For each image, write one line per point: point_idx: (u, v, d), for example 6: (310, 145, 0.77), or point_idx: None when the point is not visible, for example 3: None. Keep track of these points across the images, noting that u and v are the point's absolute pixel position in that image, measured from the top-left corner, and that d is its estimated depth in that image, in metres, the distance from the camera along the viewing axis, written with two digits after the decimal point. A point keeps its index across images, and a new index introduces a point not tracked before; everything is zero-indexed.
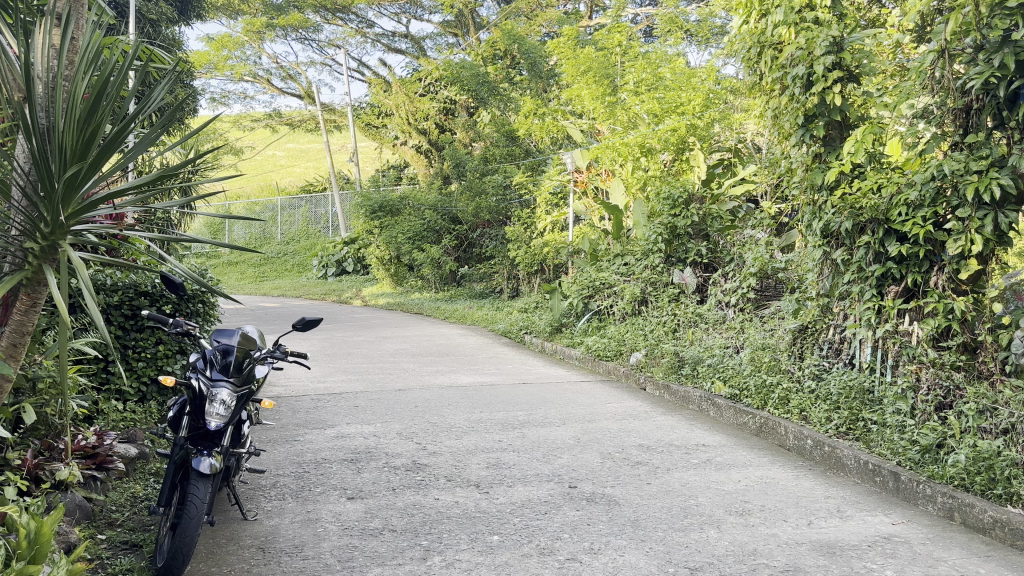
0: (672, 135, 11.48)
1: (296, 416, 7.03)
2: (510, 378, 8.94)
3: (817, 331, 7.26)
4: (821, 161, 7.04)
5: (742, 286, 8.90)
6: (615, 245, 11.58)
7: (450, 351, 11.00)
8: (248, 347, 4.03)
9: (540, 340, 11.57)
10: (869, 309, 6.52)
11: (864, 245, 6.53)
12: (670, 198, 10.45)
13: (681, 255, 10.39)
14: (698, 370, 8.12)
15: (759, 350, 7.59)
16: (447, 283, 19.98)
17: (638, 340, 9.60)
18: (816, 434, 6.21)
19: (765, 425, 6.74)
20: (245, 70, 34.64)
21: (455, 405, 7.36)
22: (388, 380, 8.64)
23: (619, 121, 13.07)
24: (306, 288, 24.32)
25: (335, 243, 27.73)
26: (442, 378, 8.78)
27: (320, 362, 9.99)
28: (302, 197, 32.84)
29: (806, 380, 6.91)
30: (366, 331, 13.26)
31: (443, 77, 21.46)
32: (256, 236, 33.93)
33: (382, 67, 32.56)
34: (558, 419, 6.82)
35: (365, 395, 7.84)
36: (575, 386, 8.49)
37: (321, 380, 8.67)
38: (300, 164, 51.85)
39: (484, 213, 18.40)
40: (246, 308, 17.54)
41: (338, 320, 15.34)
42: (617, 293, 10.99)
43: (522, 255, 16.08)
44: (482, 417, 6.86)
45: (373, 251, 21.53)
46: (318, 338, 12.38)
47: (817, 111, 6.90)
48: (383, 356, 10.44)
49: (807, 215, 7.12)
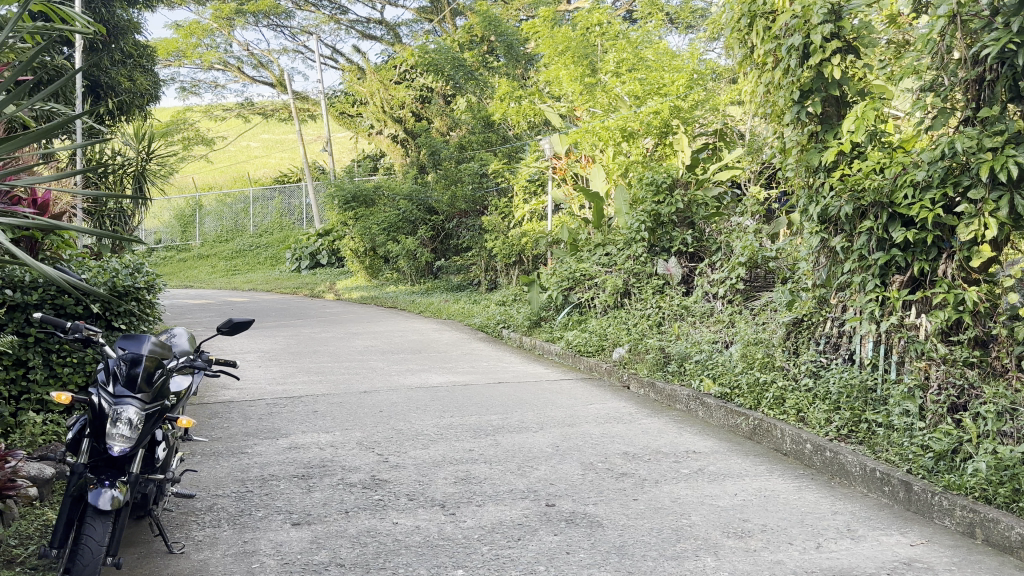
0: (655, 118, 11.00)
1: (248, 425, 6.39)
2: (485, 376, 8.36)
3: (812, 325, 6.77)
4: (817, 140, 6.50)
5: (730, 277, 8.34)
6: (596, 235, 10.98)
7: (423, 347, 10.39)
8: (162, 356, 3.44)
9: (518, 335, 11.00)
10: (873, 301, 5.98)
11: (867, 230, 6.00)
12: (653, 184, 9.94)
13: (665, 245, 9.84)
14: (685, 367, 7.57)
15: (751, 345, 7.05)
16: (424, 276, 19.37)
17: (621, 334, 9.04)
18: (817, 438, 5.67)
19: (759, 427, 6.20)
20: (215, 57, 33.70)
21: (423, 409, 6.76)
22: (352, 381, 8.03)
23: (600, 103, 12.47)
24: (278, 282, 23.55)
25: (309, 234, 26.94)
26: (411, 378, 8.17)
27: (283, 361, 9.34)
28: (275, 188, 32.10)
29: (803, 379, 6.37)
30: (335, 327, 12.60)
31: (418, 63, 20.77)
32: (228, 228, 33.04)
33: (356, 55, 31.81)
34: (536, 423, 6.25)
35: (326, 398, 7.23)
36: (553, 385, 7.93)
37: (280, 383, 8.03)
38: (275, 155, 50.82)
39: (461, 202, 17.75)
40: (212, 305, 16.76)
41: (307, 316, 14.62)
42: (598, 285, 10.43)
43: (499, 247, 15.44)
44: (452, 423, 6.27)
45: (346, 243, 20.82)
46: (284, 335, 11.71)
47: (814, 85, 6.33)
48: (352, 354, 9.82)
49: (803, 198, 6.57)
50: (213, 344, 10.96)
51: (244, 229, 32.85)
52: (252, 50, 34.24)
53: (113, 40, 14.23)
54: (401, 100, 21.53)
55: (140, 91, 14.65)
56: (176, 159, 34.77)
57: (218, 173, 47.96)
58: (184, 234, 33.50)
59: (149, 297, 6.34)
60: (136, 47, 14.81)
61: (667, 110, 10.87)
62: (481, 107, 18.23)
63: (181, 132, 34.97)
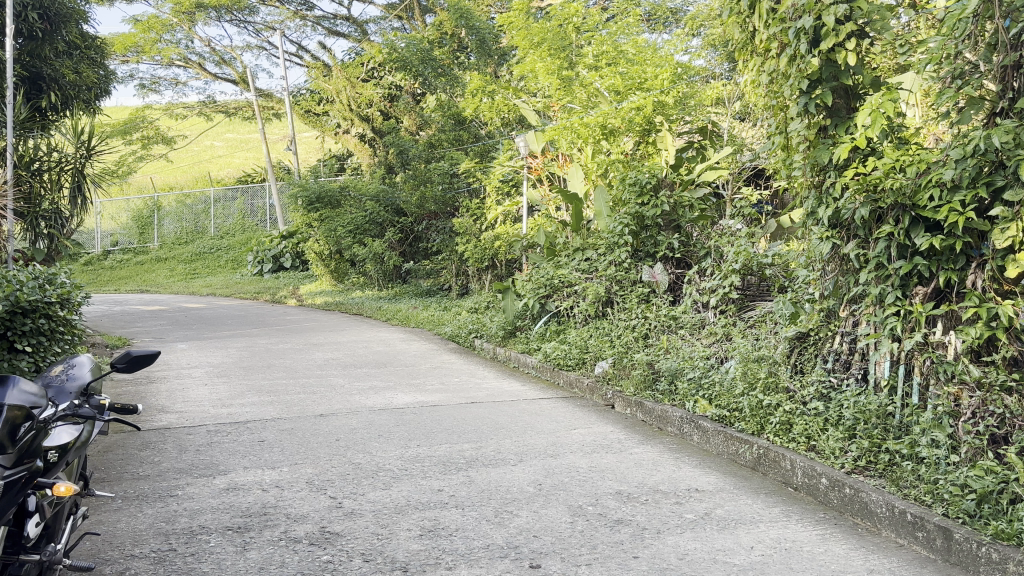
0: (638, 114, 10.32)
1: (183, 459, 5.56)
2: (456, 395, 7.59)
3: (819, 340, 6.13)
4: (827, 135, 5.82)
5: (722, 285, 7.69)
6: (575, 238, 10.29)
7: (388, 360, 9.60)
8: (30, 406, 2.65)
9: (491, 346, 10.26)
10: (893, 316, 5.33)
11: (886, 236, 5.34)
12: (637, 184, 9.26)
13: (649, 249, 9.19)
14: (677, 386, 6.85)
15: (751, 363, 6.37)
16: (392, 280, 18.50)
17: (604, 347, 8.32)
18: (832, 471, 5.00)
19: (764, 456, 5.51)
20: (174, 53, 32.41)
21: (385, 437, 5.97)
22: (307, 402, 7.20)
23: (578, 98, 11.76)
24: (238, 286, 22.56)
25: (272, 236, 25.94)
26: (374, 399, 7.37)
27: (233, 378, 8.50)
28: (237, 188, 31.08)
29: (812, 402, 5.69)
30: (294, 337, 11.73)
31: (386, 59, 19.94)
32: (188, 230, 31.83)
33: (322, 51, 30.82)
34: (514, 454, 5.50)
35: (276, 424, 6.41)
36: (531, 405, 7.19)
37: (226, 406, 7.17)
38: (239, 154, 49.45)
39: (430, 203, 16.90)
40: (164, 312, 15.78)
41: (265, 324, 13.71)
42: (578, 293, 9.66)
43: (471, 250, 14.67)
44: (418, 455, 5.49)
45: (310, 245, 19.94)
46: (237, 347, 10.83)
47: (823, 74, 5.65)
48: (309, 369, 9.00)
49: (810, 200, 5.91)
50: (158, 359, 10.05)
51: (205, 230, 31.73)
52: (214, 46, 33.08)
53: (54, 29, 13.10)
54: (369, 98, 20.62)
55: (88, 84, 13.58)
56: (134, 158, 33.45)
57: (180, 172, 46.61)
58: (142, 237, 32.15)
59: (61, 314, 6.30)
60: (82, 37, 13.73)
61: (650, 105, 10.18)
62: (451, 104, 17.42)
63: (139, 130, 33.68)
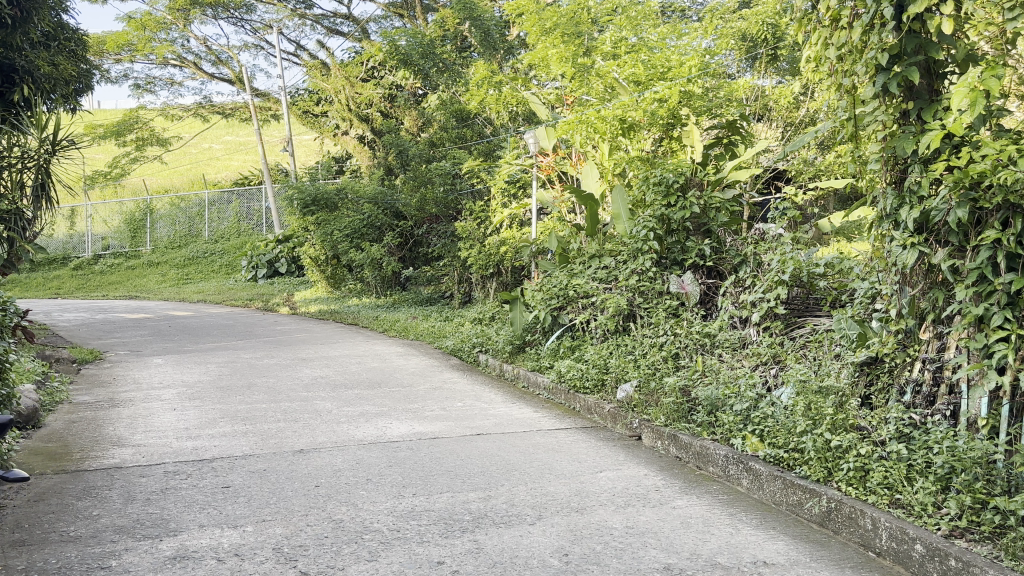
0: (661, 106, 9.33)
1: (127, 513, 4.56)
2: (460, 423, 6.59)
3: (894, 368, 5.13)
4: (909, 122, 4.82)
5: (767, 298, 6.77)
6: (590, 244, 9.28)
7: (383, 380, 8.58)
8: None
9: (498, 362, 9.28)
10: (1000, 342, 4.31)
11: (990, 243, 4.34)
12: (662, 184, 8.26)
13: (676, 256, 8.23)
14: (719, 419, 5.87)
15: (812, 395, 5.36)
16: (391, 287, 17.51)
17: (627, 368, 7.29)
18: (929, 535, 4.00)
19: (837, 512, 4.51)
20: (168, 51, 31.35)
21: (375, 482, 4.97)
22: (287, 434, 6.21)
23: (593, 90, 10.79)
24: (231, 292, 21.56)
25: (267, 240, 24.95)
26: (365, 428, 6.37)
27: (206, 403, 7.51)
28: (233, 191, 30.09)
29: (892, 444, 4.67)
30: (281, 351, 10.72)
31: (384, 57, 18.99)
32: (182, 234, 30.88)
33: (321, 51, 29.90)
34: (531, 509, 4.49)
35: (247, 465, 5.45)
36: (548, 437, 6.21)
37: (194, 439, 6.18)
38: (237, 157, 48.43)
39: (431, 206, 15.78)
40: (146, 322, 14.76)
41: (253, 335, 12.69)
42: (594, 305, 8.65)
43: (475, 256, 13.64)
44: (413, 509, 4.49)
45: (306, 250, 18.96)
46: (217, 363, 9.81)
47: (905, 47, 4.64)
48: (294, 390, 8.00)
49: (887, 200, 4.92)
50: (128, 377, 9.06)
51: (199, 234, 30.73)
52: (210, 45, 32.14)
53: (26, 17, 11.82)
54: (369, 99, 19.27)
55: (64, 77, 12.56)
56: (128, 160, 32.53)
57: (177, 175, 45.60)
58: (135, 240, 31.22)
59: None
60: (60, 29, 12.75)
61: (676, 95, 9.21)
62: (454, 101, 16.43)
63: (133, 132, 32.74)
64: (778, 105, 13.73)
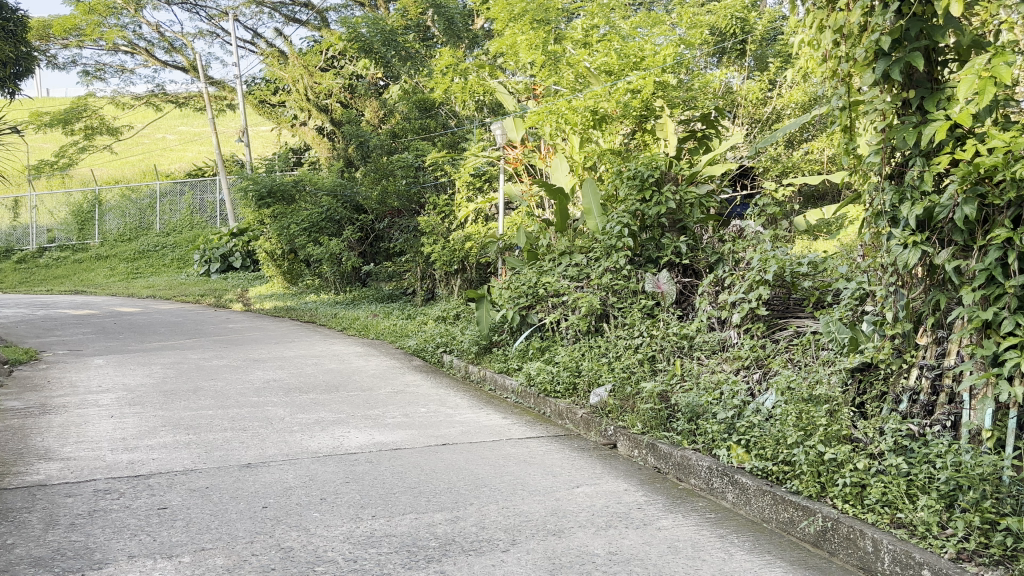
0: (634, 97, 9.10)
1: (46, 541, 4.02)
2: (424, 432, 6.14)
3: (889, 375, 4.81)
4: (909, 112, 4.50)
5: (748, 298, 6.43)
6: (560, 241, 8.91)
7: (341, 383, 8.08)
8: None
9: (462, 363, 8.84)
10: (1010, 350, 4.00)
11: (1000, 243, 4.02)
12: (637, 178, 7.94)
13: (651, 254, 7.89)
14: (700, 427, 5.51)
15: (802, 403, 5.01)
16: (350, 283, 16.95)
17: (601, 371, 6.90)
18: (937, 560, 3.65)
19: (833, 532, 4.16)
20: (119, 37, 30.12)
21: (330, 502, 4.50)
22: (234, 446, 5.69)
23: (563, 79, 10.48)
24: (183, 288, 20.73)
25: (220, 234, 24.09)
26: (321, 438, 5.89)
27: (147, 409, 6.94)
28: (186, 182, 29.08)
29: (889, 457, 4.34)
30: (232, 351, 10.12)
31: (344, 46, 18.41)
32: (132, 226, 29.80)
33: (279, 40, 29.07)
34: (504, 533, 4.07)
35: (187, 482, 4.94)
36: (518, 447, 5.79)
37: (130, 452, 5.62)
38: (191, 149, 47.06)
39: (393, 199, 15.07)
40: (88, 319, 13.98)
41: (202, 333, 12.03)
42: (565, 304, 8.25)
43: (438, 252, 13.10)
44: (372, 535, 4.03)
45: (261, 244, 18.27)
46: (162, 365, 9.19)
47: (908, 31, 4.32)
48: (245, 394, 7.46)
49: (886, 196, 4.60)
50: (64, 380, 8.41)
51: (150, 227, 29.66)
52: (163, 31, 31.01)
53: None
54: (328, 89, 18.54)
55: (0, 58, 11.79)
56: (75, 149, 31.28)
57: (128, 165, 44.13)
58: (82, 233, 30.06)
59: None
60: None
61: (649, 86, 9.04)
62: (416, 91, 15.93)
63: (81, 120, 31.49)
64: (745, 101, 13.50)
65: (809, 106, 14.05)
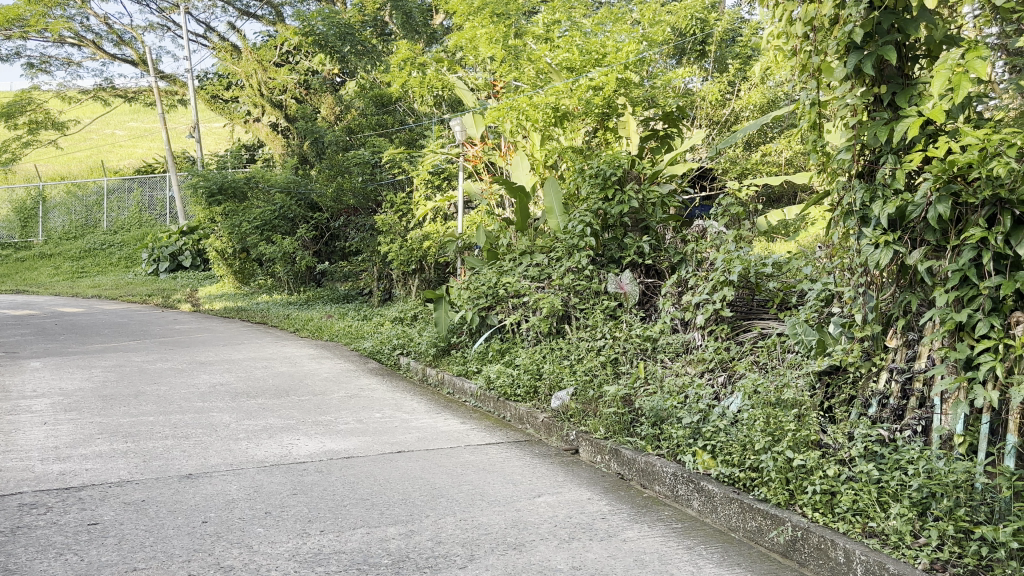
0: (596, 94, 8.95)
1: None
2: (378, 438, 5.86)
3: (858, 378, 4.69)
4: (881, 108, 4.39)
5: (712, 300, 6.28)
6: (520, 240, 8.71)
7: (292, 387, 7.76)
8: None
9: (420, 365, 8.57)
10: (984, 354, 3.89)
11: (974, 243, 3.91)
12: (599, 176, 7.72)
13: (613, 254, 7.73)
14: (665, 432, 5.33)
15: (770, 407, 4.87)
16: (304, 283, 16.53)
17: (563, 374, 6.69)
18: (911, 571, 3.51)
19: (803, 542, 3.99)
20: (65, 29, 29.14)
21: (276, 516, 4.21)
22: (174, 455, 5.35)
23: (525, 76, 10.39)
24: (130, 287, 20.05)
25: (170, 232, 23.38)
26: (268, 446, 5.57)
27: (84, 416, 6.54)
28: (134, 178, 28.24)
29: (859, 463, 4.20)
30: (178, 353, 9.70)
31: (299, 40, 17.97)
32: (78, 224, 28.84)
33: (232, 34, 28.38)
34: (462, 548, 3.83)
35: (122, 495, 4.60)
36: (477, 454, 5.56)
37: (62, 462, 5.25)
38: (141, 145, 45.84)
39: (348, 197, 14.66)
40: (27, 320, 13.37)
41: (148, 335, 11.55)
42: (526, 305, 8.04)
43: (396, 252, 12.76)
44: (319, 551, 3.76)
45: (212, 243, 17.73)
46: (103, 368, 8.74)
47: (880, 24, 4.21)
48: (189, 399, 7.09)
49: (856, 194, 4.48)
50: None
51: (97, 225, 28.73)
52: (112, 23, 30.06)
53: None
54: (283, 84, 18.05)
55: None
56: (18, 144, 30.18)
57: (74, 161, 42.80)
58: (25, 230, 29.02)
59: None
60: None
61: (611, 83, 8.92)
62: (373, 87, 15.59)
63: (25, 114, 30.40)
64: (706, 102, 13.45)
65: (766, 108, 14.07)
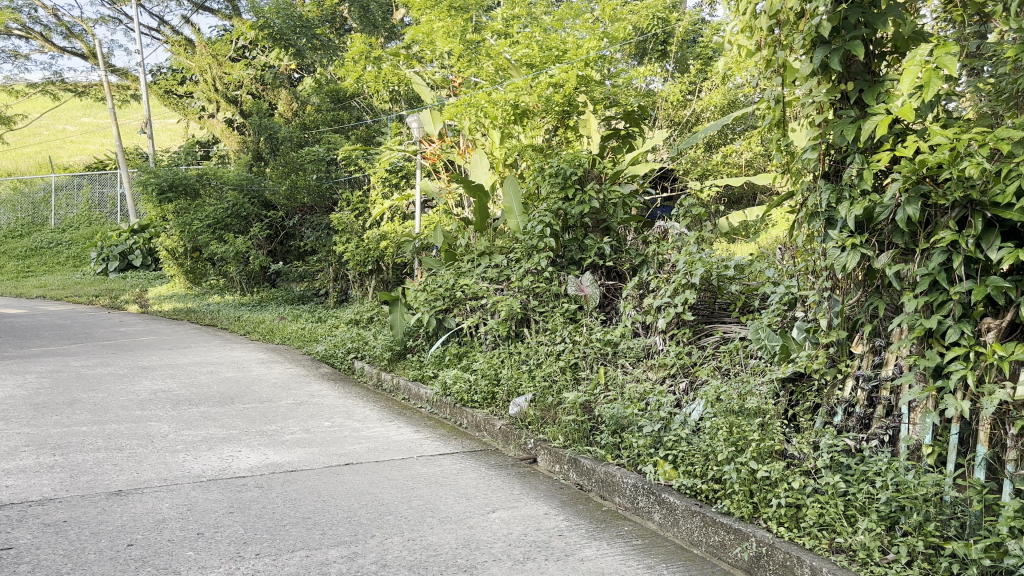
0: (556, 91, 8.76)
1: None
2: (325, 449, 5.57)
3: (824, 386, 4.52)
4: (847, 106, 4.23)
5: (674, 303, 6.05)
6: (478, 240, 8.46)
7: (239, 393, 7.40)
8: None
9: (374, 370, 8.27)
10: (955, 362, 3.74)
11: (944, 246, 3.76)
12: (559, 175, 7.53)
13: (574, 255, 7.54)
14: (626, 441, 5.13)
15: (733, 416, 4.68)
16: (258, 283, 16.07)
17: (521, 379, 6.46)
18: None
19: (768, 558, 3.80)
20: (11, 20, 28.17)
21: (208, 538, 3.90)
22: (104, 470, 4.99)
23: (483, 71, 10.15)
24: (77, 288, 19.34)
25: (120, 230, 22.63)
26: (206, 459, 5.24)
27: (10, 426, 6.12)
28: (84, 175, 27.38)
29: (825, 474, 4.03)
30: (120, 357, 9.25)
31: (253, 34, 17.51)
32: (24, 222, 27.87)
33: (186, 28, 27.66)
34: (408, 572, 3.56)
35: (42, 515, 4.24)
36: (429, 466, 5.29)
37: None
38: (93, 142, 44.58)
39: (303, 194, 14.24)
40: None
41: (90, 338, 11.05)
42: (484, 307, 7.79)
43: (352, 251, 12.42)
44: None
45: (162, 241, 17.16)
46: (37, 374, 8.27)
47: (847, 19, 4.05)
48: (126, 408, 6.69)
49: (823, 196, 4.31)
50: None
51: (44, 223, 27.78)
52: (61, 16, 29.14)
53: None
54: (238, 79, 17.56)
55: None
56: None
57: (22, 157, 41.47)
58: None
59: None
60: None
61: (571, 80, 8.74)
62: (329, 83, 15.20)
63: None
64: (667, 102, 13.34)
65: (727, 109, 14.01)
